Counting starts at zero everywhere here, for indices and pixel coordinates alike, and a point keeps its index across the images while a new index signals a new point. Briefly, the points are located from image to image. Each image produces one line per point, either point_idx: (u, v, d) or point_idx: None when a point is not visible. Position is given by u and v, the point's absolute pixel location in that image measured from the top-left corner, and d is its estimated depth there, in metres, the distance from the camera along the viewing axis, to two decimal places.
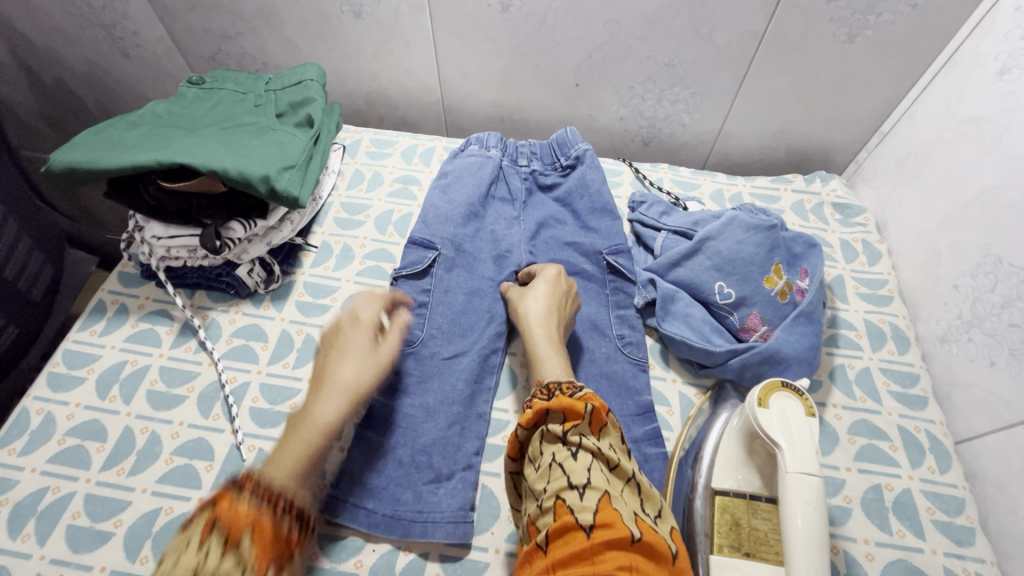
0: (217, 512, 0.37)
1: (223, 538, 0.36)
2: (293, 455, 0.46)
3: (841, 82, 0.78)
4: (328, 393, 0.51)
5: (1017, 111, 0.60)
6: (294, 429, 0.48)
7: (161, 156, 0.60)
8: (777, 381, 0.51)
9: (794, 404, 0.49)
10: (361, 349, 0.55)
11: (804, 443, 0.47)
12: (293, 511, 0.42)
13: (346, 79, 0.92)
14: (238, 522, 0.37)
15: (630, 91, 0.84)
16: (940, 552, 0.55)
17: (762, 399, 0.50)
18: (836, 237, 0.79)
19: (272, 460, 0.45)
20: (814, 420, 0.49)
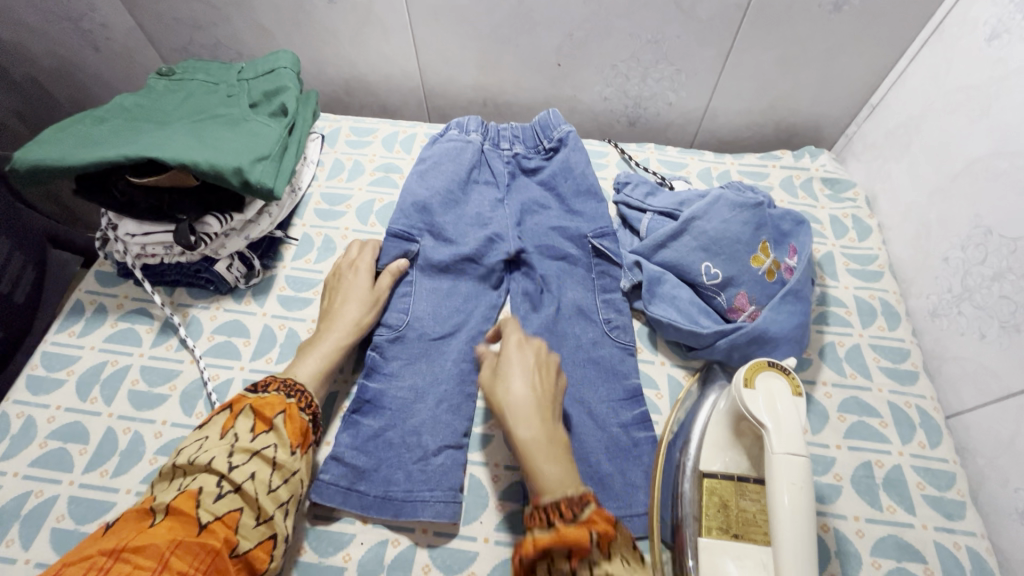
0: (243, 405, 0.49)
1: (248, 423, 0.48)
2: (315, 358, 0.58)
3: (829, 54, 0.76)
4: (333, 318, 0.62)
5: (1007, 78, 0.59)
6: (310, 343, 0.60)
7: (128, 151, 0.58)
8: (763, 362, 0.50)
9: (779, 384, 0.49)
10: (360, 288, 0.64)
11: (791, 423, 0.46)
12: (311, 409, 0.52)
13: (323, 66, 0.89)
14: (263, 411, 0.48)
15: (613, 70, 0.82)
16: (930, 527, 0.54)
17: (747, 379, 0.49)
18: (826, 213, 0.78)
19: (293, 366, 0.57)
20: (801, 399, 0.48)
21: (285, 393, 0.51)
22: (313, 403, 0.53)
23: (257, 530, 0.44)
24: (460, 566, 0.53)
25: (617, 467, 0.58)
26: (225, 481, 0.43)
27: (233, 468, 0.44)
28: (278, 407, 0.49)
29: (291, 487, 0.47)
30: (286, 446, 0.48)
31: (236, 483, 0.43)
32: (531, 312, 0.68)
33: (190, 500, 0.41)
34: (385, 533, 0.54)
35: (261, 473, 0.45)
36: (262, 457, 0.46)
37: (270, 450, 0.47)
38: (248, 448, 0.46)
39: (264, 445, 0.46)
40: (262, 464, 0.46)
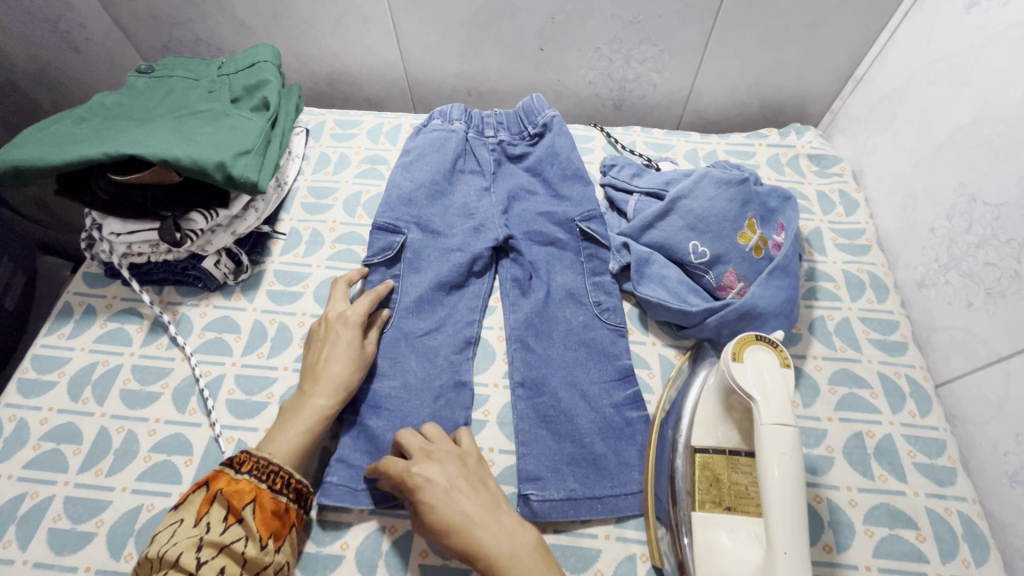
0: (217, 487, 0.48)
1: (221, 511, 0.47)
2: (295, 432, 0.53)
3: (810, 30, 0.76)
4: (316, 384, 0.56)
5: (986, 45, 0.59)
6: (289, 413, 0.54)
7: (109, 149, 0.57)
8: (751, 335, 0.51)
9: (767, 356, 0.49)
10: (347, 347, 0.58)
11: (779, 395, 0.46)
12: (292, 488, 0.50)
13: (305, 60, 0.89)
14: (235, 499, 0.48)
15: (596, 53, 0.82)
16: (922, 494, 0.55)
17: (735, 353, 0.50)
18: (813, 189, 0.78)
19: (270, 440, 0.53)
20: (788, 371, 0.49)
21: (260, 476, 0.49)
22: (293, 481, 0.51)
23: None
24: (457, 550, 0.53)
25: (611, 447, 0.58)
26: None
27: (202, 564, 0.44)
28: (250, 494, 0.48)
29: None
30: (256, 540, 0.47)
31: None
32: (520, 298, 0.68)
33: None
34: (382, 521, 0.55)
35: (230, 568, 0.45)
36: (231, 552, 0.45)
37: (239, 544, 0.46)
38: (218, 541, 0.45)
39: (234, 539, 0.46)
40: (231, 560, 0.45)
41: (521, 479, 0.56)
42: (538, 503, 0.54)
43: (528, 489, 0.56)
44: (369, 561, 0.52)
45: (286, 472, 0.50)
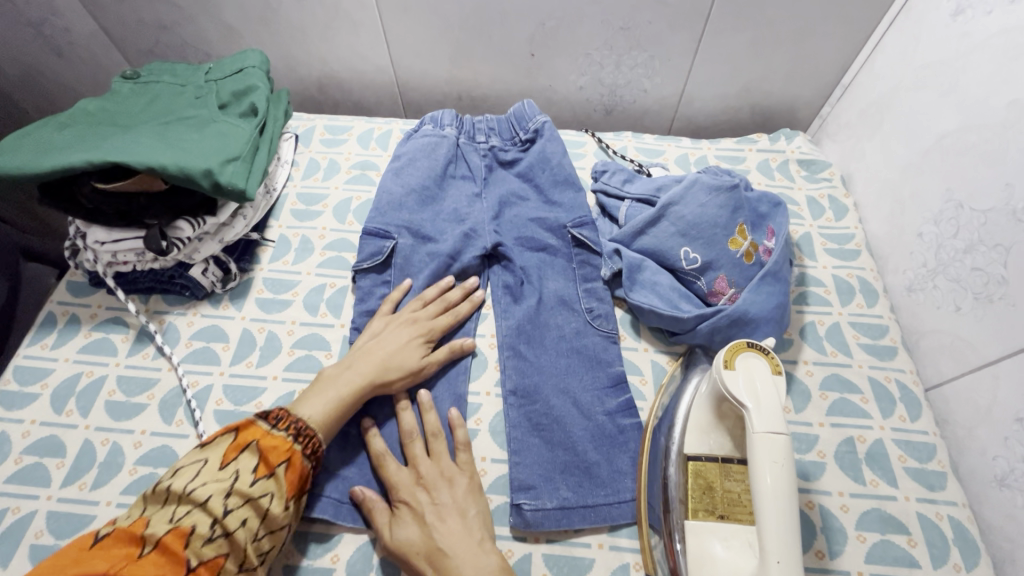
0: (250, 438, 0.49)
1: (251, 461, 0.47)
2: (325, 402, 0.54)
3: (799, 36, 0.76)
4: (361, 364, 0.58)
5: (971, 52, 0.59)
6: (327, 381, 0.56)
7: (92, 156, 0.57)
8: (742, 342, 0.51)
9: (759, 363, 0.49)
10: (407, 351, 0.60)
11: (772, 403, 0.46)
12: (313, 450, 0.51)
13: (294, 65, 0.88)
14: (270, 454, 0.48)
15: (587, 58, 0.82)
16: (912, 499, 0.55)
17: (727, 361, 0.49)
18: (802, 194, 0.78)
19: (305, 398, 0.54)
20: (781, 378, 0.49)
21: (291, 433, 0.50)
22: (315, 443, 0.51)
23: None
24: None
25: (603, 455, 0.58)
26: (218, 524, 0.43)
27: (228, 513, 0.44)
28: (285, 452, 0.49)
29: (274, 538, 0.47)
30: (281, 498, 0.47)
31: (228, 529, 0.44)
32: (512, 305, 0.67)
33: (180, 538, 0.42)
34: (373, 533, 0.54)
35: (252, 521, 0.45)
36: (257, 505, 0.46)
37: (265, 499, 0.46)
38: (247, 492, 0.46)
39: (262, 493, 0.46)
40: (254, 513, 0.46)
41: (513, 489, 0.56)
42: (531, 513, 0.54)
43: (520, 498, 0.55)
44: (360, 574, 0.52)
45: (308, 430, 0.51)
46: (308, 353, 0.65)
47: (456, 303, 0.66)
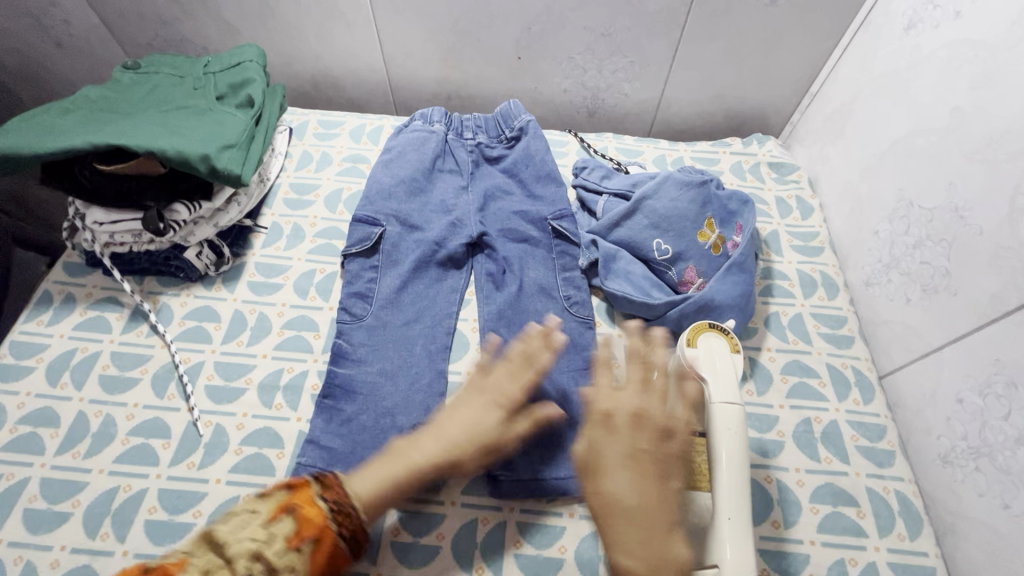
0: (300, 501, 0.43)
1: (289, 530, 0.42)
2: (379, 474, 0.48)
3: (769, 46, 0.81)
4: (430, 448, 0.51)
5: (921, 62, 0.64)
6: (395, 453, 0.50)
7: (95, 139, 0.59)
8: (706, 324, 0.55)
9: (720, 343, 0.54)
10: (487, 420, 0.52)
11: (727, 376, 0.51)
12: (349, 531, 0.45)
13: (290, 61, 0.91)
14: (306, 528, 0.42)
15: (571, 62, 0.86)
16: (863, 475, 0.59)
17: (689, 340, 0.54)
18: (771, 195, 0.83)
19: (361, 471, 0.48)
20: (737, 355, 0.53)
21: (333, 507, 0.44)
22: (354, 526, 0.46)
23: None
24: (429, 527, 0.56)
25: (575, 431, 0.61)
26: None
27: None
28: (317, 528, 0.43)
29: None
30: None
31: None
32: (495, 291, 0.71)
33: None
34: None
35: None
36: None
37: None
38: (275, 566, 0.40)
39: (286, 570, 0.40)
40: None
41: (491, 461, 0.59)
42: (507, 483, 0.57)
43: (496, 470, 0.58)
44: None
45: (358, 504, 0.46)
46: (297, 333, 0.67)
47: (538, 356, 0.56)
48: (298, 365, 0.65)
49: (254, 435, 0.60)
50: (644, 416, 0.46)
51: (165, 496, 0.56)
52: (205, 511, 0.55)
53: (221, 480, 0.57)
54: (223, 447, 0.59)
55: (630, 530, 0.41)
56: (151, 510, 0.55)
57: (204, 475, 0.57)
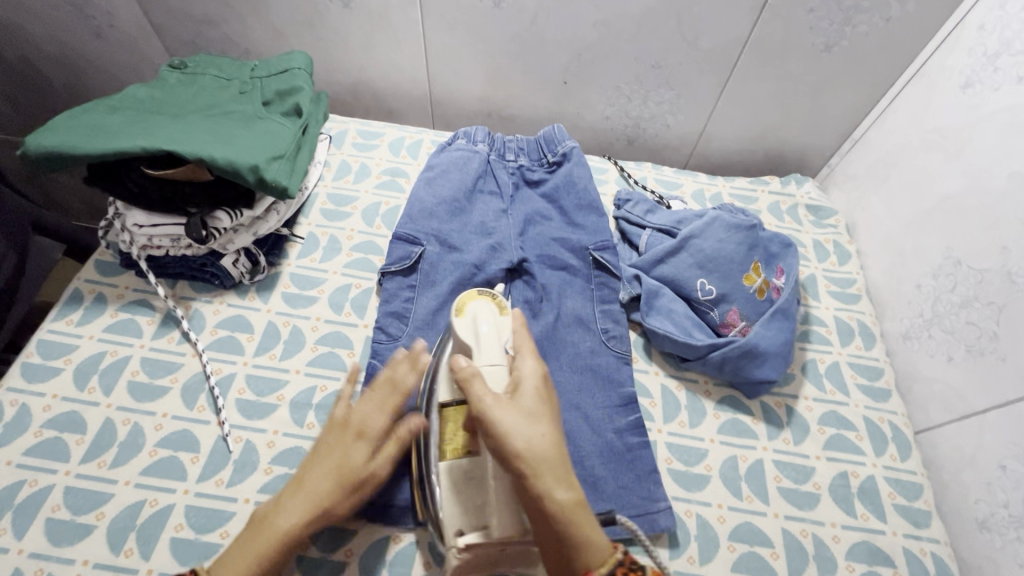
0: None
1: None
2: (296, 516, 0.46)
3: (817, 90, 0.81)
4: (329, 476, 0.48)
5: (978, 123, 0.64)
6: (302, 485, 0.48)
7: (146, 142, 0.58)
8: (474, 293, 0.57)
9: (487, 307, 0.55)
10: (360, 448, 0.49)
11: (489, 338, 0.51)
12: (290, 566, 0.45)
13: (332, 68, 0.90)
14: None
15: (617, 91, 0.86)
16: (900, 534, 0.59)
17: (459, 306, 0.55)
18: (809, 238, 0.82)
19: (277, 510, 0.47)
20: (503, 317, 0.55)
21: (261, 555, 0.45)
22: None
23: None
24: None
25: (610, 471, 0.60)
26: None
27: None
28: None
29: None
30: None
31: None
32: (532, 319, 0.70)
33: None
34: (387, 530, 0.55)
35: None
36: None
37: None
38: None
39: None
40: None
41: None
42: None
43: None
44: (373, 568, 0.53)
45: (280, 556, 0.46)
46: (330, 350, 0.66)
47: (403, 381, 0.51)
48: (331, 384, 0.64)
49: (284, 454, 0.59)
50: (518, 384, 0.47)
51: (191, 514, 0.54)
52: (233, 532, 0.54)
53: (250, 500, 0.56)
54: (252, 466, 0.58)
55: (552, 472, 0.43)
56: (178, 528, 0.54)
57: (233, 493, 0.56)
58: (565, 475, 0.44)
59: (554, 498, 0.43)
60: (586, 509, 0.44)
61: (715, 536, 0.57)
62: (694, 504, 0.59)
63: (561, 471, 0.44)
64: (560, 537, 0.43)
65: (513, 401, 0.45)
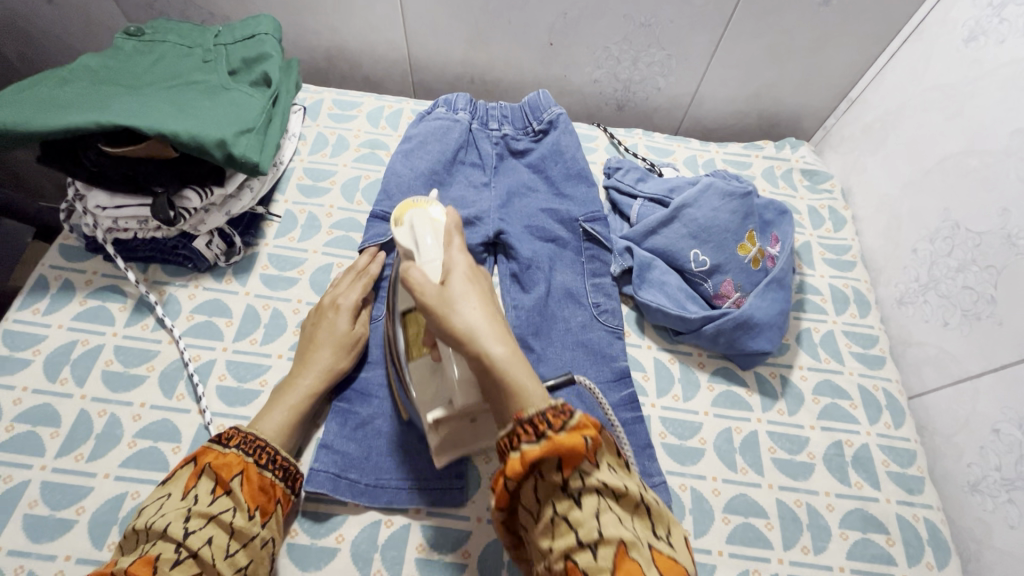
0: (204, 461, 0.47)
1: (210, 483, 0.46)
2: (282, 411, 0.53)
3: (813, 48, 0.78)
4: (305, 375, 0.56)
5: (981, 79, 0.62)
6: (280, 392, 0.55)
7: (102, 118, 0.54)
8: (410, 202, 0.51)
9: (422, 211, 0.49)
10: (337, 333, 0.59)
11: (426, 242, 0.47)
12: (277, 463, 0.50)
13: (303, 33, 0.85)
14: (223, 471, 0.47)
15: (605, 52, 0.82)
16: (893, 501, 0.59)
17: (396, 219, 0.50)
18: (804, 204, 0.80)
19: (260, 418, 0.53)
20: (439, 219, 0.49)
21: (246, 450, 0.49)
22: (280, 457, 0.50)
23: None
24: (452, 543, 0.54)
25: None
26: (181, 547, 0.42)
27: (190, 534, 0.43)
28: (238, 467, 0.47)
29: (250, 551, 0.45)
30: (244, 510, 0.46)
31: (192, 549, 0.42)
32: (520, 293, 0.67)
33: (145, 565, 0.40)
34: (377, 514, 0.54)
35: (219, 538, 0.44)
36: (219, 521, 0.44)
37: (228, 515, 0.45)
38: (206, 512, 0.44)
39: (222, 510, 0.45)
40: (219, 530, 0.44)
41: None
42: None
43: None
44: (365, 553, 0.52)
45: (273, 448, 0.50)
46: None
47: (366, 268, 0.64)
48: None
49: None
50: (455, 272, 0.43)
51: None
52: None
53: None
54: None
55: (500, 343, 0.40)
56: None
57: None
58: (500, 334, 0.40)
59: (488, 354, 0.39)
60: (524, 362, 0.40)
61: (710, 509, 0.57)
62: (688, 478, 0.59)
63: (495, 329, 0.40)
64: (500, 393, 0.40)
65: (443, 287, 0.42)
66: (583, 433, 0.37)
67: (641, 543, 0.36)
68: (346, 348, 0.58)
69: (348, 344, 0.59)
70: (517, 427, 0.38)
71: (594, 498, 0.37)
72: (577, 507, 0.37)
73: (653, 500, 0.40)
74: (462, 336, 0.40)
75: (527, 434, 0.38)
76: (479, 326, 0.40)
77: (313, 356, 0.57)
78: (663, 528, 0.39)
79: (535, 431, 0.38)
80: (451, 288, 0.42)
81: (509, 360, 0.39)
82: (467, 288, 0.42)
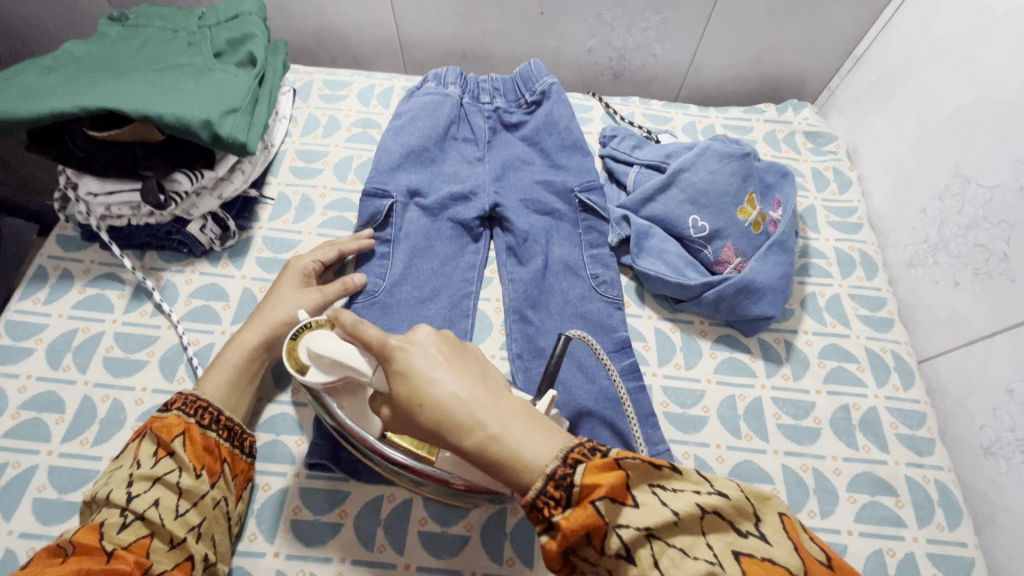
0: (147, 427, 0.48)
1: (152, 447, 0.47)
2: (225, 368, 0.53)
3: (815, 5, 0.75)
4: (249, 331, 0.56)
5: (991, 25, 0.59)
6: (223, 350, 0.55)
7: (85, 102, 0.54)
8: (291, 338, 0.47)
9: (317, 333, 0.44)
10: (286, 296, 0.58)
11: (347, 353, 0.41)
12: (221, 424, 0.50)
13: (291, 14, 0.83)
14: (164, 433, 0.47)
15: (598, 19, 0.79)
16: (902, 464, 0.57)
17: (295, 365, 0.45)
18: (808, 166, 0.78)
19: (204, 377, 0.53)
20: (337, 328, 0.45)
21: (188, 411, 0.49)
22: (223, 418, 0.51)
23: (172, 553, 0.43)
24: (455, 517, 0.53)
25: (607, 417, 0.58)
26: (127, 512, 0.43)
27: (134, 498, 0.44)
28: (179, 428, 0.48)
29: (202, 509, 0.46)
30: (190, 470, 0.46)
31: (138, 512, 0.43)
32: (517, 267, 0.66)
33: (91, 532, 0.42)
34: (379, 489, 0.54)
35: (167, 499, 0.45)
36: (165, 483, 0.45)
37: (173, 476, 0.46)
38: (150, 474, 0.45)
39: (166, 471, 0.46)
40: (166, 491, 0.45)
41: None
42: None
43: None
44: (367, 529, 0.52)
45: (216, 409, 0.51)
46: None
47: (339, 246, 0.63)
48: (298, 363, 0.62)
49: (271, 421, 0.57)
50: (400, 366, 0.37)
51: None
52: None
53: None
54: None
55: (486, 418, 0.35)
56: None
57: None
58: (489, 407, 0.35)
59: (481, 432, 0.35)
60: (531, 423, 0.35)
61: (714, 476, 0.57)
62: (691, 446, 0.58)
63: (479, 397, 0.36)
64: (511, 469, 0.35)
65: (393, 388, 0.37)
66: (591, 496, 0.32)
67: (723, 573, 0.30)
68: (289, 309, 0.57)
69: (291, 301, 0.58)
70: (529, 515, 0.34)
71: (645, 548, 0.32)
72: (631, 568, 0.32)
73: (718, 499, 0.33)
74: (439, 429, 0.36)
75: (539, 523, 0.34)
76: (455, 414, 0.35)
77: (259, 317, 0.57)
78: (744, 521, 0.33)
79: (546, 515, 0.33)
80: (402, 390, 0.37)
81: (504, 431, 0.35)
82: (418, 378, 0.36)
